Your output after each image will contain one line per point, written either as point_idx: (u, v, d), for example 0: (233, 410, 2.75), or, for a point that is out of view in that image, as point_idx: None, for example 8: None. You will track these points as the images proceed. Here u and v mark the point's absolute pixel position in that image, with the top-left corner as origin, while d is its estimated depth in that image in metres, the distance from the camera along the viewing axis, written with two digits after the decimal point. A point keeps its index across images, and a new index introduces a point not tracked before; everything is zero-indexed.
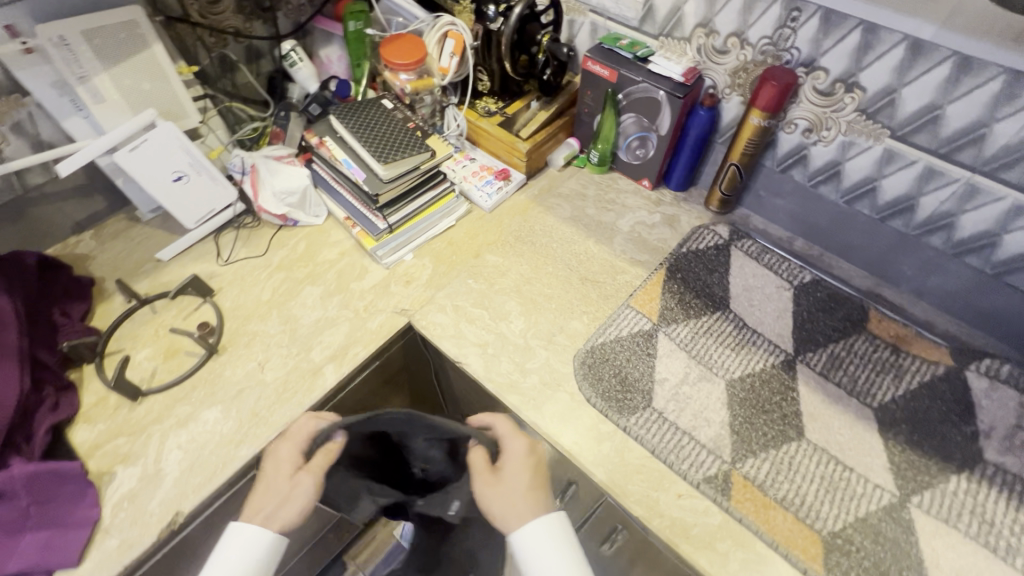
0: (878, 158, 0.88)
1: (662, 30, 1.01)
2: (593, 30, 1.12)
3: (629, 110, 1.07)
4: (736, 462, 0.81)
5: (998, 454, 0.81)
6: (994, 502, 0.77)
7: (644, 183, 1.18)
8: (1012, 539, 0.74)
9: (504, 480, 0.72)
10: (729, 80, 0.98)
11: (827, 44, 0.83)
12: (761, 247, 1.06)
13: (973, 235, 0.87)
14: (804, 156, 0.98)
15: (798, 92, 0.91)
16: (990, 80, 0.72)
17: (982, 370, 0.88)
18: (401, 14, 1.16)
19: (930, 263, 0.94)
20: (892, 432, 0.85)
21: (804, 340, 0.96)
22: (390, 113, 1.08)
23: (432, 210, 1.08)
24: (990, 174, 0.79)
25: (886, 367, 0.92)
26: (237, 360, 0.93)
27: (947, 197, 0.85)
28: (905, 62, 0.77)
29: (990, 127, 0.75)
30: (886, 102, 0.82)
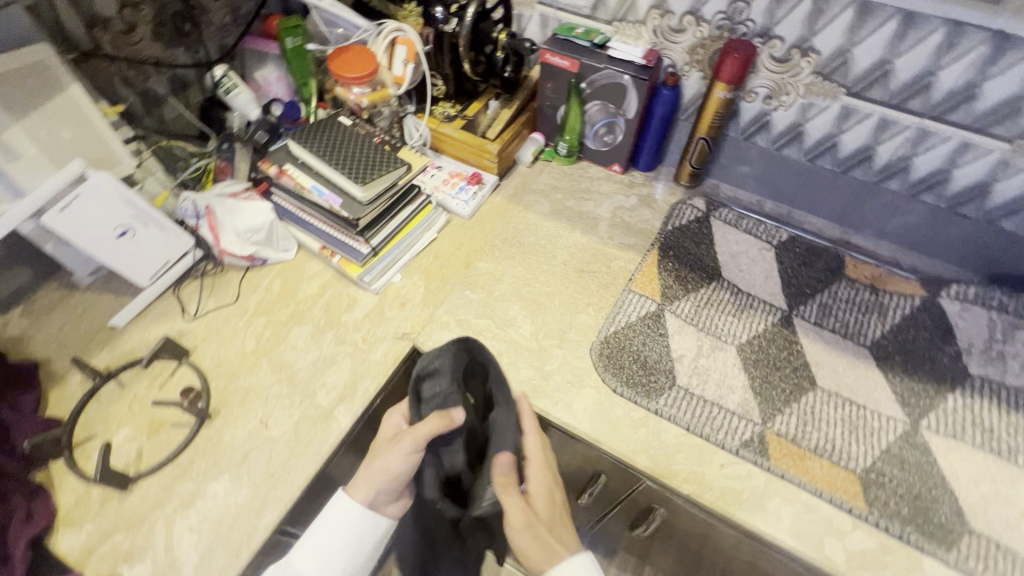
0: (837, 116, 0.94)
1: (614, 16, 1.03)
2: (543, 22, 1.12)
3: (594, 98, 1.08)
4: (766, 422, 0.84)
5: (981, 367, 0.90)
6: (989, 411, 0.85)
7: (615, 168, 1.19)
8: (1011, 441, 0.82)
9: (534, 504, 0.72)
10: (688, 57, 1.01)
11: (780, 13, 0.87)
12: (736, 214, 1.11)
13: (926, 175, 0.95)
14: (766, 122, 1.02)
15: (757, 63, 0.95)
16: (933, 32, 0.78)
17: (953, 296, 0.97)
18: (341, 24, 1.10)
19: (890, 206, 1.02)
20: (889, 365, 0.92)
21: (793, 295, 1.02)
22: (351, 131, 1.01)
23: (412, 226, 1.04)
24: (938, 118, 0.87)
25: (870, 307, 0.99)
26: (235, 421, 0.85)
27: (901, 144, 0.92)
28: (855, 23, 0.83)
29: (935, 75, 0.82)
30: (840, 62, 0.88)
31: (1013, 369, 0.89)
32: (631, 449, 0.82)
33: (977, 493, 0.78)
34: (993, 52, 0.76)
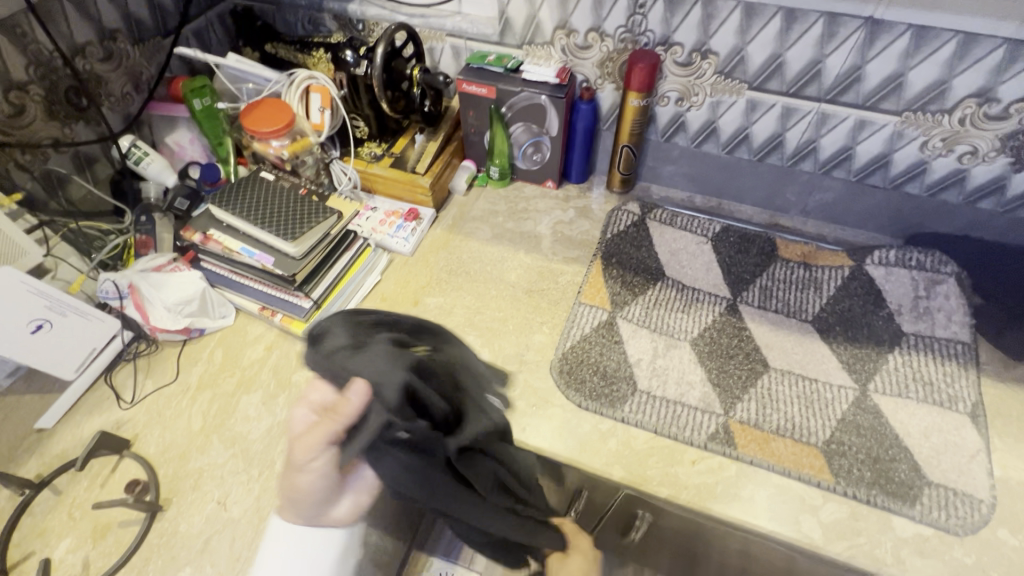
0: (744, 109, 0.99)
1: (523, 40, 1.05)
2: (455, 53, 1.13)
3: (516, 121, 1.09)
4: (728, 412, 0.86)
5: (912, 324, 0.95)
6: (927, 365, 0.90)
7: (549, 185, 1.21)
8: (949, 390, 0.87)
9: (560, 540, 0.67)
10: (599, 71, 1.04)
11: (675, 21, 0.91)
12: (670, 213, 1.15)
13: (833, 153, 1.00)
14: (682, 122, 1.07)
15: (663, 69, 0.99)
16: (813, 24, 0.84)
17: (878, 261, 1.03)
18: (250, 79, 1.08)
19: (807, 185, 1.08)
20: (832, 336, 0.97)
21: (735, 283, 1.06)
22: (275, 185, 0.99)
23: (353, 272, 1.02)
24: (833, 101, 0.92)
25: (806, 284, 1.04)
26: (190, 508, 0.79)
27: (806, 128, 0.98)
28: (744, 23, 0.87)
29: (823, 62, 0.88)
30: (737, 61, 0.93)
31: (940, 322, 0.95)
32: (605, 462, 0.82)
33: (929, 446, 0.82)
34: (868, 36, 0.82)
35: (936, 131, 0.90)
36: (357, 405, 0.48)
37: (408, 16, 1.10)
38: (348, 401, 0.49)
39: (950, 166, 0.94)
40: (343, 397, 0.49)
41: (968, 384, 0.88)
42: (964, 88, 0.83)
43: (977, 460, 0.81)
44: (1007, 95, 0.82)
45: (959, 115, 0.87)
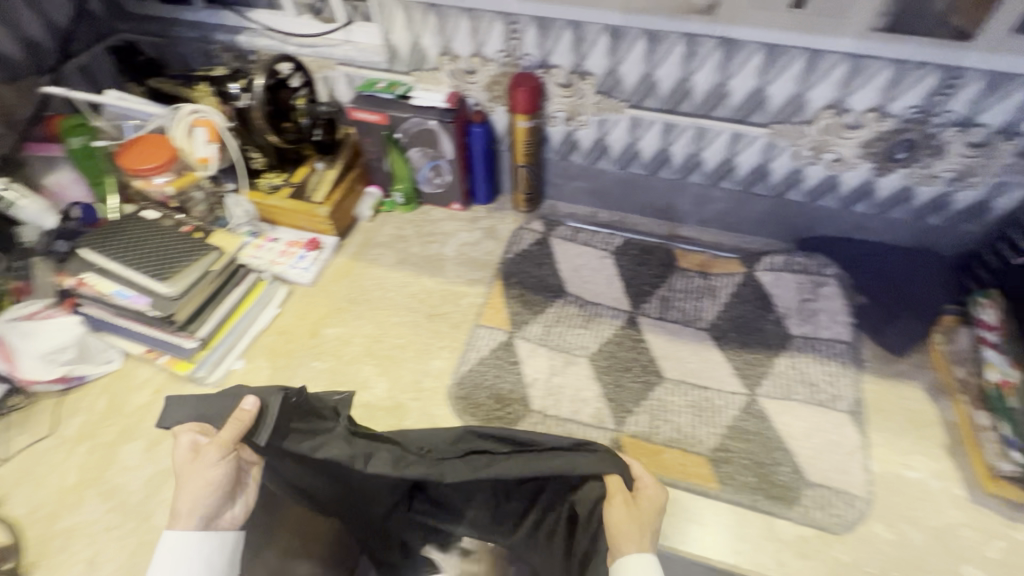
0: (628, 127, 1.02)
1: (411, 66, 1.05)
2: (349, 80, 1.12)
3: (413, 146, 1.09)
4: (620, 427, 0.87)
5: (799, 327, 0.98)
6: (811, 366, 0.93)
7: (455, 207, 1.21)
8: (831, 390, 0.90)
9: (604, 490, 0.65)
10: (488, 94, 1.06)
11: (549, 45, 0.94)
12: (573, 229, 1.16)
13: (717, 165, 1.04)
14: (574, 141, 1.09)
15: (546, 90, 1.01)
16: (674, 44, 0.87)
17: (767, 267, 1.06)
18: (134, 115, 1.05)
19: (699, 197, 1.11)
20: (725, 342, 0.99)
21: (635, 295, 1.07)
22: (157, 224, 0.95)
23: (246, 307, 0.99)
24: (707, 115, 0.96)
25: (703, 293, 1.06)
26: (56, 571, 0.75)
27: (687, 142, 1.01)
28: (613, 45, 0.90)
29: (690, 80, 0.91)
30: (612, 81, 0.95)
31: (824, 323, 0.98)
32: None
33: (809, 446, 0.84)
34: (725, 55, 0.86)
35: (803, 141, 0.94)
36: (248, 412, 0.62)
37: (297, 46, 1.09)
38: (246, 409, 0.62)
39: (822, 173, 0.99)
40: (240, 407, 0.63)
41: (849, 382, 0.91)
42: (818, 100, 0.88)
43: (854, 456, 0.83)
44: (858, 105, 0.87)
45: (819, 125, 0.91)
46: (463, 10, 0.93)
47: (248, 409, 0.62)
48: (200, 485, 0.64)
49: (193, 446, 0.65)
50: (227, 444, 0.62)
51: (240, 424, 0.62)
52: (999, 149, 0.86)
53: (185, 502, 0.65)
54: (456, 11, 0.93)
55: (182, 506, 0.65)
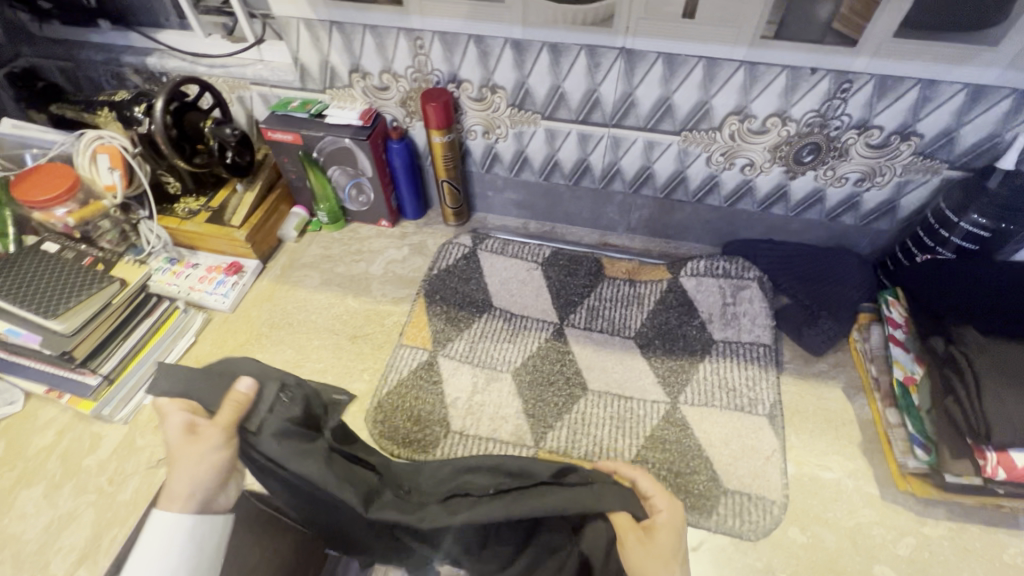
0: (546, 139, 1.01)
1: (324, 84, 1.03)
2: (265, 100, 1.11)
3: (331, 164, 1.07)
4: (539, 443, 0.87)
5: (722, 331, 0.99)
6: (732, 370, 0.94)
7: (384, 224, 1.20)
8: (750, 394, 0.91)
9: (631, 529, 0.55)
10: (404, 110, 1.04)
11: (456, 60, 0.92)
12: (502, 241, 1.15)
13: (636, 173, 1.04)
14: (495, 154, 1.08)
15: (460, 104, 1.00)
16: (578, 56, 0.87)
17: (691, 272, 1.06)
18: (33, 143, 1.01)
19: (625, 205, 1.11)
20: (650, 350, 0.99)
21: (563, 306, 1.06)
22: (57, 256, 0.91)
23: (156, 339, 0.95)
24: (620, 125, 0.96)
25: (630, 300, 1.06)
26: None
27: (605, 152, 1.01)
28: (518, 58, 0.89)
29: (598, 91, 0.91)
30: (523, 94, 0.95)
31: (746, 327, 0.98)
32: None
33: (728, 453, 0.84)
34: (627, 65, 0.86)
35: (714, 147, 0.95)
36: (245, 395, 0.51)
37: (209, 66, 1.07)
38: (241, 391, 0.51)
39: (737, 178, 0.99)
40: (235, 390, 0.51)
41: (768, 386, 0.92)
42: (723, 107, 0.88)
43: (772, 461, 0.84)
44: (761, 111, 0.87)
45: (728, 131, 0.92)
46: (366, 27, 0.91)
47: (245, 390, 0.51)
48: (204, 467, 0.51)
49: (188, 427, 0.51)
50: (231, 427, 0.50)
51: (237, 407, 0.50)
52: (897, 149, 0.87)
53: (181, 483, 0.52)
54: (359, 27, 0.92)
55: (180, 488, 0.52)
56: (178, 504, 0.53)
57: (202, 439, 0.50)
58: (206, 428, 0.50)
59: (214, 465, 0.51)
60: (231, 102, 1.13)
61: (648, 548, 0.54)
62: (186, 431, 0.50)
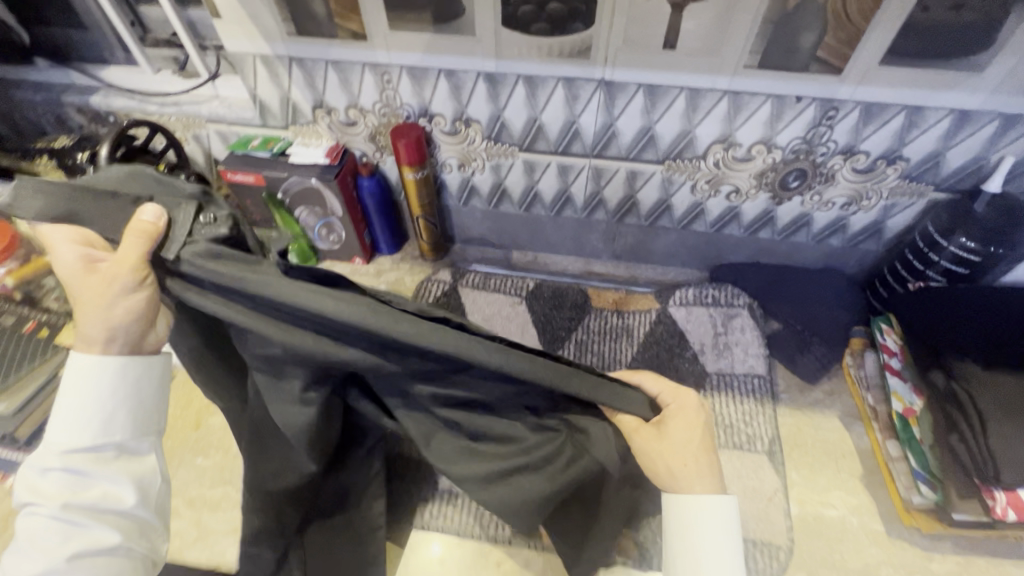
0: (524, 170, 0.97)
1: (286, 120, 0.97)
2: (223, 137, 1.04)
3: (298, 205, 1.01)
4: None
5: (714, 363, 0.96)
6: (727, 405, 0.91)
7: (358, 261, 1.13)
8: (748, 430, 0.88)
9: (667, 434, 0.61)
10: (374, 145, 0.98)
11: (427, 94, 0.87)
12: (483, 275, 1.10)
13: (619, 202, 1.00)
14: (472, 187, 1.03)
15: (433, 139, 0.95)
16: (555, 88, 0.83)
17: (679, 302, 1.02)
18: None
19: (608, 233, 1.07)
20: None
21: (551, 342, 1.02)
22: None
23: None
24: (601, 155, 0.92)
25: (619, 333, 1.02)
26: None
27: (586, 182, 0.97)
28: (492, 91, 0.85)
29: (577, 122, 0.87)
30: (499, 127, 0.90)
31: (739, 357, 0.95)
32: None
33: (729, 496, 0.81)
34: (607, 96, 0.82)
35: (699, 175, 0.92)
36: (151, 222, 0.50)
37: (161, 104, 0.99)
38: (146, 219, 0.50)
39: (723, 205, 0.97)
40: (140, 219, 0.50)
41: (765, 420, 0.89)
42: (707, 136, 0.85)
43: (773, 502, 0.81)
44: (745, 139, 0.85)
45: (712, 159, 0.89)
46: (328, 63, 0.86)
47: (152, 219, 0.50)
48: (103, 309, 0.52)
49: (87, 261, 0.51)
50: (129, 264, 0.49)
51: (142, 241, 0.49)
52: (884, 173, 0.86)
53: (90, 325, 0.53)
54: (321, 63, 0.86)
55: (95, 331, 0.53)
56: (95, 344, 0.54)
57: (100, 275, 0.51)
58: (104, 269, 0.50)
59: (114, 309, 0.52)
60: (186, 140, 1.06)
61: (659, 444, 0.61)
62: (85, 265, 0.51)
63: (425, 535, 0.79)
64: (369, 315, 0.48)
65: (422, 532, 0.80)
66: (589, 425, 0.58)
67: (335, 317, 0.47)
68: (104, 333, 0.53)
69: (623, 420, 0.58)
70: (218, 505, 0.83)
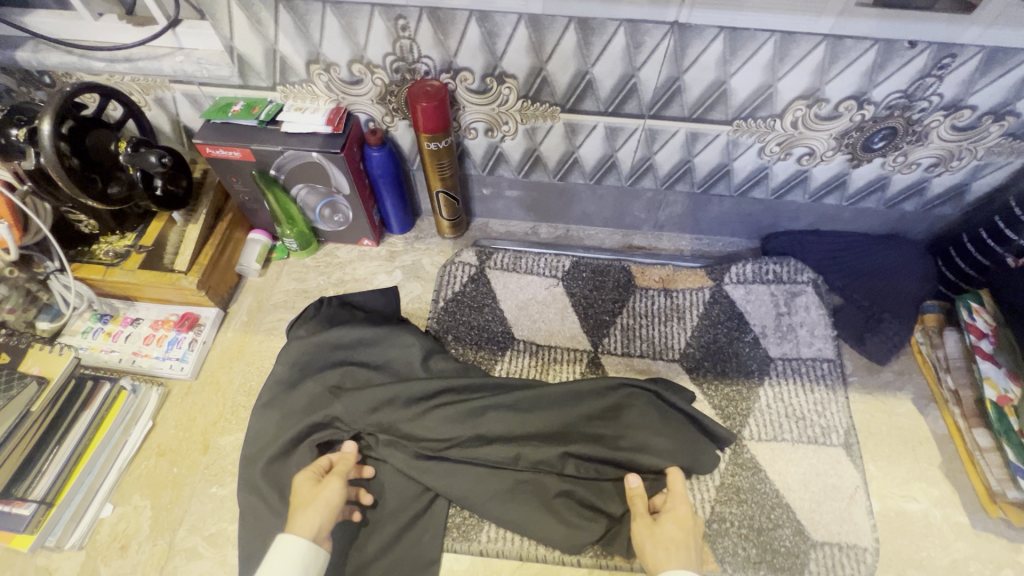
0: (564, 134, 0.83)
1: (274, 79, 0.79)
2: (194, 101, 0.85)
3: (295, 182, 0.85)
4: None
5: (778, 347, 0.87)
6: (796, 394, 0.83)
7: (367, 242, 0.99)
8: (821, 421, 0.81)
9: (664, 524, 0.66)
10: (383, 107, 0.82)
11: (452, 44, 0.71)
12: (512, 255, 0.97)
13: (672, 168, 0.87)
14: (500, 154, 0.88)
15: (457, 99, 0.79)
16: (614, 35, 0.67)
17: (736, 279, 0.93)
18: None
19: (653, 202, 0.95)
20: (701, 374, 0.87)
21: (594, 329, 0.92)
22: None
23: (103, 435, 0.75)
24: (658, 116, 0.78)
25: (669, 315, 0.92)
26: None
27: (637, 146, 0.83)
28: (534, 40, 0.69)
29: (637, 76, 0.72)
30: (539, 83, 0.75)
31: (804, 339, 0.87)
32: None
33: (808, 497, 0.75)
34: (678, 44, 0.67)
35: (771, 136, 0.79)
36: (349, 448, 0.72)
37: (108, 61, 0.79)
38: (346, 450, 0.72)
39: (791, 169, 0.85)
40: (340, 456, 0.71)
41: (839, 409, 0.82)
42: (790, 91, 0.72)
43: (856, 500, 0.75)
44: (835, 94, 0.72)
45: (790, 118, 0.76)
46: (326, 4, 0.68)
47: (349, 449, 0.72)
48: (319, 507, 0.63)
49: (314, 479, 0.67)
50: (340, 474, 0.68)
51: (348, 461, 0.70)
52: (985, 131, 0.74)
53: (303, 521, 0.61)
54: (316, 5, 0.68)
55: (304, 517, 0.62)
56: (298, 532, 0.60)
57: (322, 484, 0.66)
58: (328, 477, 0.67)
59: (324, 505, 0.63)
60: (147, 105, 0.87)
61: (654, 528, 0.66)
62: (313, 481, 0.67)
63: (473, 556, 0.72)
64: (405, 332, 0.82)
65: (469, 554, 0.72)
66: (564, 395, 0.77)
67: (394, 333, 0.81)
68: (311, 524, 0.61)
69: (636, 500, 0.69)
70: (253, 542, 0.69)
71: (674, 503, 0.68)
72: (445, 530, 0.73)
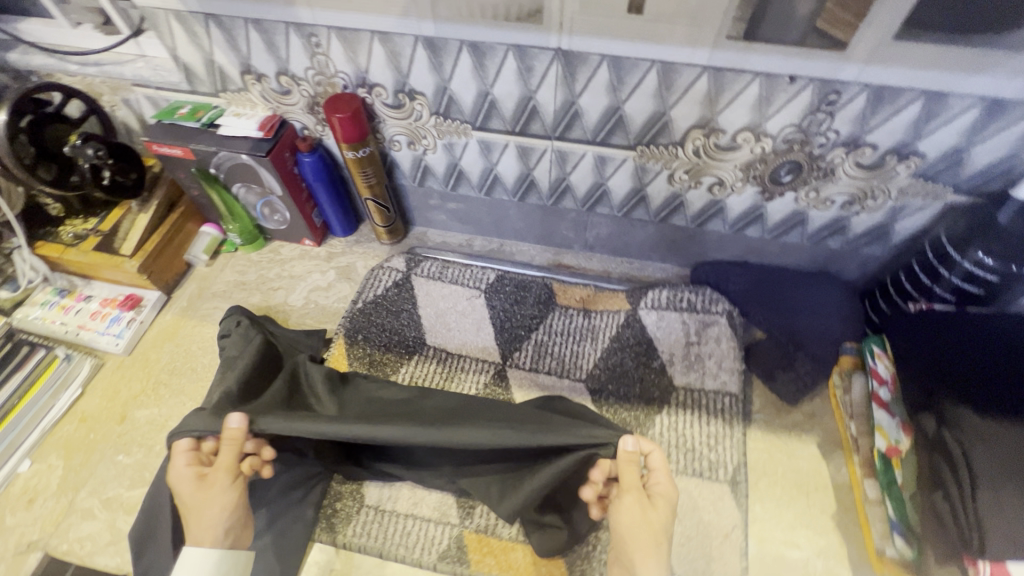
0: (480, 150, 0.86)
1: (216, 87, 0.86)
2: (154, 103, 0.94)
3: (234, 181, 0.92)
4: (465, 520, 0.75)
5: (684, 376, 0.86)
6: (692, 425, 0.81)
7: (308, 243, 1.05)
8: (712, 455, 0.79)
9: (653, 508, 0.59)
10: (314, 117, 0.88)
11: (362, 61, 0.76)
12: (440, 264, 1.00)
13: (588, 189, 0.88)
14: (426, 167, 0.93)
15: (376, 112, 0.83)
16: (505, 58, 0.70)
17: (651, 305, 0.92)
18: None
19: (578, 222, 0.96)
20: (602, 396, 0.86)
21: (507, 342, 0.93)
22: None
23: (31, 396, 0.82)
24: (563, 138, 0.80)
25: (583, 334, 0.92)
26: None
27: (550, 166, 0.85)
28: (434, 60, 0.73)
29: (535, 99, 0.75)
30: (447, 101, 0.78)
31: (711, 371, 0.86)
32: None
33: (680, 530, 0.73)
34: (566, 69, 0.70)
35: (677, 164, 0.80)
36: (235, 424, 0.58)
37: (80, 65, 0.89)
38: (232, 426, 0.58)
39: (704, 199, 0.84)
40: (223, 433, 0.58)
41: (733, 445, 0.80)
42: (684, 119, 0.73)
43: (730, 540, 0.73)
44: (730, 125, 0.72)
45: (692, 147, 0.76)
46: (248, 20, 0.74)
47: (237, 427, 0.58)
48: (215, 512, 0.59)
49: (198, 473, 0.59)
50: (229, 467, 0.59)
51: (236, 446, 0.58)
52: (893, 171, 0.72)
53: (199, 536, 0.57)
54: (239, 21, 0.74)
55: (201, 530, 0.58)
56: (205, 544, 0.58)
57: (210, 480, 0.59)
58: (215, 473, 0.59)
59: (223, 506, 0.59)
60: (117, 105, 0.96)
61: (642, 513, 0.58)
62: (196, 478, 0.59)
63: (337, 548, 0.75)
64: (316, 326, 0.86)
65: (334, 546, 0.75)
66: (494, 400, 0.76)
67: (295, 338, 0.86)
68: (212, 531, 0.58)
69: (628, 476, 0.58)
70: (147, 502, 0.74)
71: (660, 483, 0.60)
72: (317, 520, 0.76)
